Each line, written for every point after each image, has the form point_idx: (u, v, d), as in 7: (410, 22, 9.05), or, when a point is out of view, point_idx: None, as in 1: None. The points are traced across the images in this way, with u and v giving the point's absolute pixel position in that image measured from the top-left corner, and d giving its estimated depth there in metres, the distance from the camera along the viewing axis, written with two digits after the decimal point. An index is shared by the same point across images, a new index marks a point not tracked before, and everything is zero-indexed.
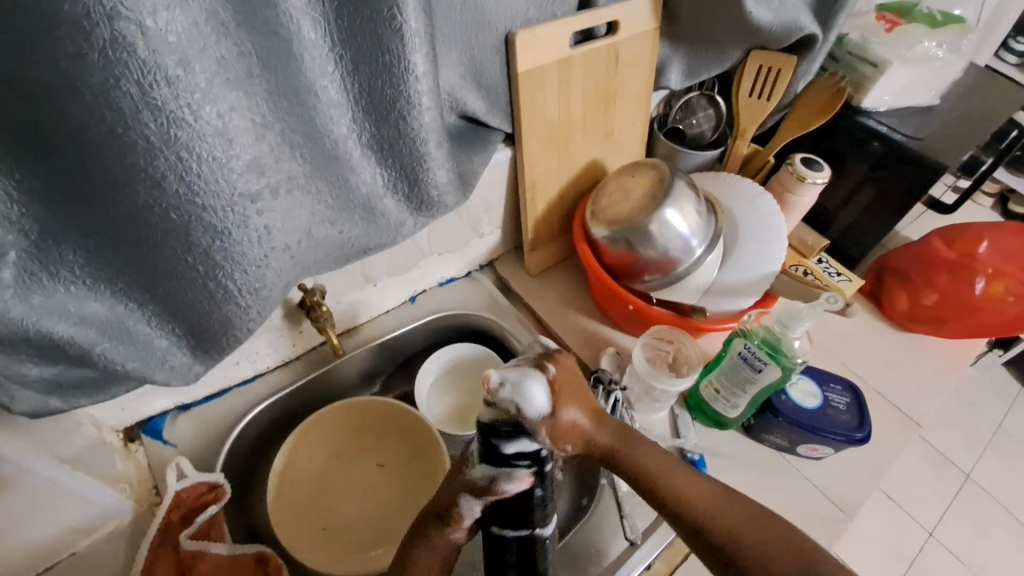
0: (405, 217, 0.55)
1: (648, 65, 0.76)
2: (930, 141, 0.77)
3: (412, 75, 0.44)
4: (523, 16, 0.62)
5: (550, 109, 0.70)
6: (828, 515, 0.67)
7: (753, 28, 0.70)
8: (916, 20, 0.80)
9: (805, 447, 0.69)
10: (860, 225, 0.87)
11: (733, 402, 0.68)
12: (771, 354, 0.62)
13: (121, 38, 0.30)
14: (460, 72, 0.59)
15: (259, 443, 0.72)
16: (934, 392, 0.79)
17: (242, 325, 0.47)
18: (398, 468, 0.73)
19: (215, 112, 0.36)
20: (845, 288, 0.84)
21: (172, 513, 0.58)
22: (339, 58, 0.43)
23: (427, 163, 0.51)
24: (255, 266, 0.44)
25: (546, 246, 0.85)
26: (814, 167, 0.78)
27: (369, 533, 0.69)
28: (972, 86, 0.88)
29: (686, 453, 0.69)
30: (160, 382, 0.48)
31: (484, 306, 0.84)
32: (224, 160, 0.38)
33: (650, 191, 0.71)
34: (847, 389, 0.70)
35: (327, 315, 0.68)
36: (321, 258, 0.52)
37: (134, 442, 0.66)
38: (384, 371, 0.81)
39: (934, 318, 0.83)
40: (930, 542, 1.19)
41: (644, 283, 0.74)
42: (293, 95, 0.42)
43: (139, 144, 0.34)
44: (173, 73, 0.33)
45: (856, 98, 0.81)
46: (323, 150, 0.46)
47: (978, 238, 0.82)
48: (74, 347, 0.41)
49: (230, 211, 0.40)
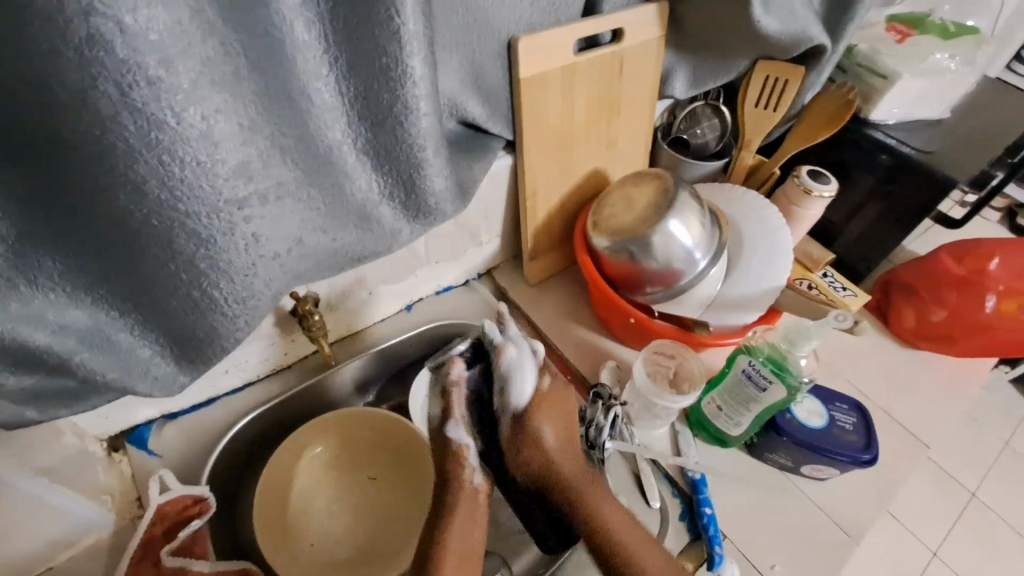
0: (400, 225, 0.54)
1: (652, 73, 0.74)
2: (940, 154, 0.76)
3: (409, 79, 0.43)
4: (525, 21, 0.60)
5: (552, 116, 0.68)
6: (832, 538, 0.64)
7: (762, 38, 0.69)
8: (928, 32, 0.79)
9: (810, 468, 0.67)
10: (866, 239, 0.85)
11: (735, 420, 0.66)
12: (778, 373, 0.60)
13: (98, 35, 0.29)
14: (460, 77, 0.58)
15: (248, 453, 0.70)
16: (943, 412, 0.77)
17: (229, 336, 0.45)
18: (393, 484, 0.70)
19: (200, 115, 0.34)
20: (850, 303, 0.82)
21: (154, 527, 0.56)
22: (334, 61, 0.42)
23: (423, 170, 0.49)
24: (242, 274, 0.42)
25: (546, 256, 0.83)
26: (820, 179, 0.77)
27: (359, 553, 0.65)
28: (983, 100, 0.86)
29: (688, 471, 0.67)
30: (144, 393, 0.47)
31: (482, 316, 0.81)
32: (209, 165, 0.36)
33: (654, 201, 0.69)
34: (855, 409, 0.68)
35: (320, 324, 0.66)
36: (312, 267, 0.50)
37: (118, 452, 0.64)
38: (378, 382, 0.79)
39: (943, 335, 0.81)
40: (934, 562, 1.17)
41: (645, 295, 0.72)
42: (285, 99, 0.40)
43: (120, 148, 0.33)
44: (154, 73, 0.31)
45: (865, 110, 0.80)
46: (316, 155, 0.44)
47: (989, 254, 0.79)
48: (52, 357, 0.40)
49: (217, 218, 0.38)
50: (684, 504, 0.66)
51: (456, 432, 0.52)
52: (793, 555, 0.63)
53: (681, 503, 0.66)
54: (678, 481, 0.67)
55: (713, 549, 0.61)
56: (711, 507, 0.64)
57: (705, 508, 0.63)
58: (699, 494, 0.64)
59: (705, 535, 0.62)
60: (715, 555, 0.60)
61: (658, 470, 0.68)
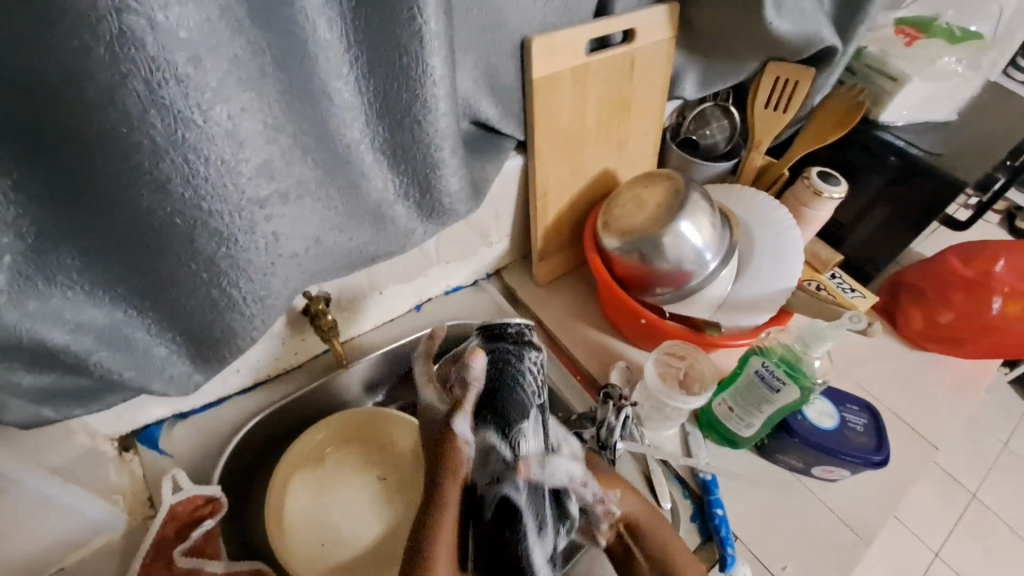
0: (415, 225, 0.54)
1: (663, 74, 0.74)
2: (948, 156, 0.76)
3: (430, 79, 0.43)
4: (539, 21, 0.60)
5: (564, 116, 0.68)
6: (843, 539, 0.65)
7: (773, 39, 0.69)
8: (936, 35, 0.79)
9: (821, 469, 0.67)
10: (874, 241, 0.85)
11: (747, 421, 0.66)
12: (791, 373, 0.60)
13: (129, 33, 0.29)
14: (475, 77, 0.57)
15: (258, 454, 0.70)
16: (951, 413, 0.77)
17: (245, 335, 0.45)
18: (401, 482, 0.70)
19: (226, 113, 0.34)
20: (859, 305, 0.83)
21: (166, 527, 0.55)
22: (354, 60, 0.42)
23: (439, 169, 0.49)
24: (261, 273, 0.42)
25: (555, 256, 0.83)
26: (831, 181, 0.77)
27: (369, 553, 0.65)
28: (989, 103, 0.87)
29: (699, 472, 0.67)
30: (158, 392, 0.46)
31: (491, 316, 0.81)
32: (233, 163, 0.36)
33: (665, 203, 0.69)
34: (865, 410, 0.68)
35: (332, 324, 0.66)
36: (327, 266, 0.50)
37: (129, 451, 0.64)
38: (386, 382, 0.79)
39: (949, 337, 0.82)
40: (935, 562, 1.18)
41: (655, 296, 0.72)
42: (307, 97, 0.40)
43: (146, 145, 0.33)
44: (183, 70, 0.31)
45: (873, 112, 0.80)
46: (334, 154, 0.44)
47: (994, 256, 0.80)
48: (70, 355, 0.40)
49: (238, 217, 0.38)
50: (695, 505, 0.66)
51: (462, 425, 0.51)
52: (803, 556, 0.63)
53: (692, 504, 0.66)
54: (689, 482, 0.67)
55: (725, 551, 0.61)
56: (722, 509, 0.64)
57: (716, 509, 0.63)
58: (710, 495, 0.64)
59: (717, 536, 0.62)
60: (727, 556, 0.60)
61: (669, 471, 0.68)
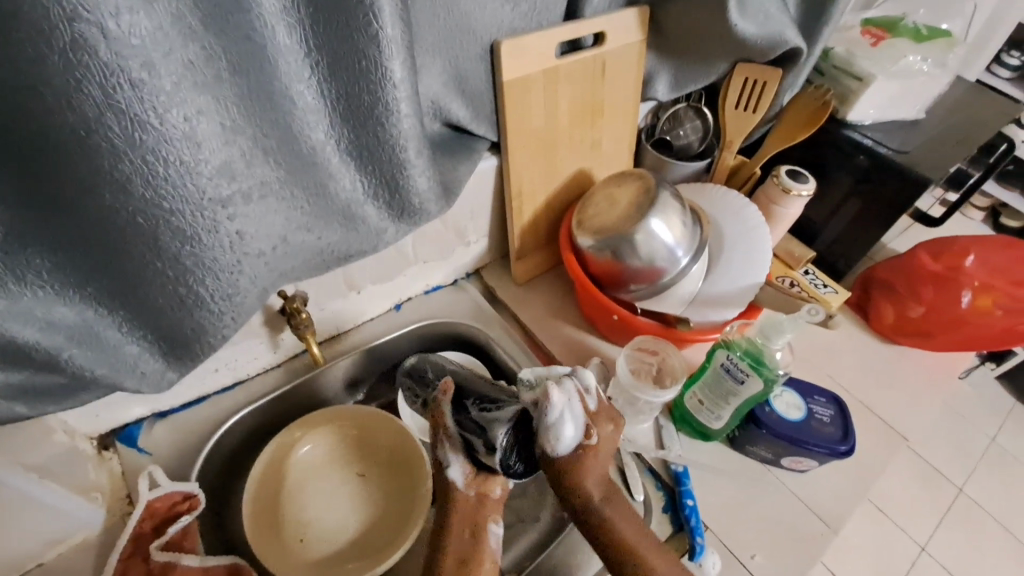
0: (385, 225, 0.55)
1: (634, 75, 0.76)
2: (914, 154, 0.78)
3: (389, 82, 0.44)
4: (507, 25, 0.61)
5: (536, 117, 0.70)
6: (812, 529, 0.66)
7: (739, 41, 0.71)
8: (901, 34, 0.81)
9: (790, 460, 0.68)
10: (845, 237, 0.87)
11: (717, 413, 0.68)
12: (755, 366, 0.62)
13: (82, 40, 0.30)
14: (443, 80, 0.59)
15: (237, 452, 0.71)
16: (921, 405, 0.78)
17: (216, 331, 0.46)
18: (381, 479, 0.71)
19: (182, 116, 0.36)
20: (831, 300, 0.84)
21: (144, 523, 0.57)
22: (315, 64, 0.43)
23: (406, 169, 0.51)
24: (227, 271, 0.44)
25: (532, 254, 0.85)
26: (799, 179, 0.78)
27: (351, 544, 0.66)
28: (958, 100, 0.89)
29: (671, 464, 0.68)
30: (132, 389, 0.48)
31: (470, 314, 0.83)
32: (193, 164, 0.37)
33: (634, 201, 0.71)
34: (833, 402, 0.70)
35: (307, 323, 0.67)
36: (297, 266, 0.51)
37: (109, 450, 0.65)
38: (367, 380, 0.80)
39: (920, 330, 0.83)
40: (922, 555, 1.19)
41: (629, 292, 0.73)
42: (268, 100, 0.41)
43: (104, 148, 0.34)
44: (137, 76, 0.32)
45: (841, 110, 0.82)
46: (299, 156, 0.45)
47: (964, 251, 0.83)
48: (41, 352, 0.41)
49: (201, 215, 0.40)
50: (666, 496, 0.67)
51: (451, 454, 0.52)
52: (772, 545, 0.65)
53: (665, 496, 0.67)
54: (661, 474, 0.68)
55: (695, 540, 0.62)
56: (693, 500, 0.65)
57: (687, 500, 0.65)
58: (682, 487, 0.66)
59: (687, 526, 0.63)
60: (696, 545, 0.62)
61: (642, 464, 0.69)
